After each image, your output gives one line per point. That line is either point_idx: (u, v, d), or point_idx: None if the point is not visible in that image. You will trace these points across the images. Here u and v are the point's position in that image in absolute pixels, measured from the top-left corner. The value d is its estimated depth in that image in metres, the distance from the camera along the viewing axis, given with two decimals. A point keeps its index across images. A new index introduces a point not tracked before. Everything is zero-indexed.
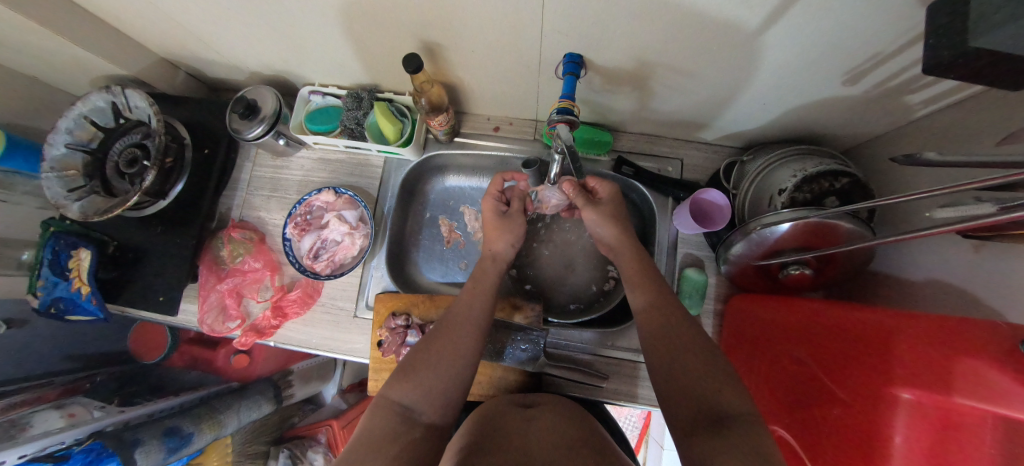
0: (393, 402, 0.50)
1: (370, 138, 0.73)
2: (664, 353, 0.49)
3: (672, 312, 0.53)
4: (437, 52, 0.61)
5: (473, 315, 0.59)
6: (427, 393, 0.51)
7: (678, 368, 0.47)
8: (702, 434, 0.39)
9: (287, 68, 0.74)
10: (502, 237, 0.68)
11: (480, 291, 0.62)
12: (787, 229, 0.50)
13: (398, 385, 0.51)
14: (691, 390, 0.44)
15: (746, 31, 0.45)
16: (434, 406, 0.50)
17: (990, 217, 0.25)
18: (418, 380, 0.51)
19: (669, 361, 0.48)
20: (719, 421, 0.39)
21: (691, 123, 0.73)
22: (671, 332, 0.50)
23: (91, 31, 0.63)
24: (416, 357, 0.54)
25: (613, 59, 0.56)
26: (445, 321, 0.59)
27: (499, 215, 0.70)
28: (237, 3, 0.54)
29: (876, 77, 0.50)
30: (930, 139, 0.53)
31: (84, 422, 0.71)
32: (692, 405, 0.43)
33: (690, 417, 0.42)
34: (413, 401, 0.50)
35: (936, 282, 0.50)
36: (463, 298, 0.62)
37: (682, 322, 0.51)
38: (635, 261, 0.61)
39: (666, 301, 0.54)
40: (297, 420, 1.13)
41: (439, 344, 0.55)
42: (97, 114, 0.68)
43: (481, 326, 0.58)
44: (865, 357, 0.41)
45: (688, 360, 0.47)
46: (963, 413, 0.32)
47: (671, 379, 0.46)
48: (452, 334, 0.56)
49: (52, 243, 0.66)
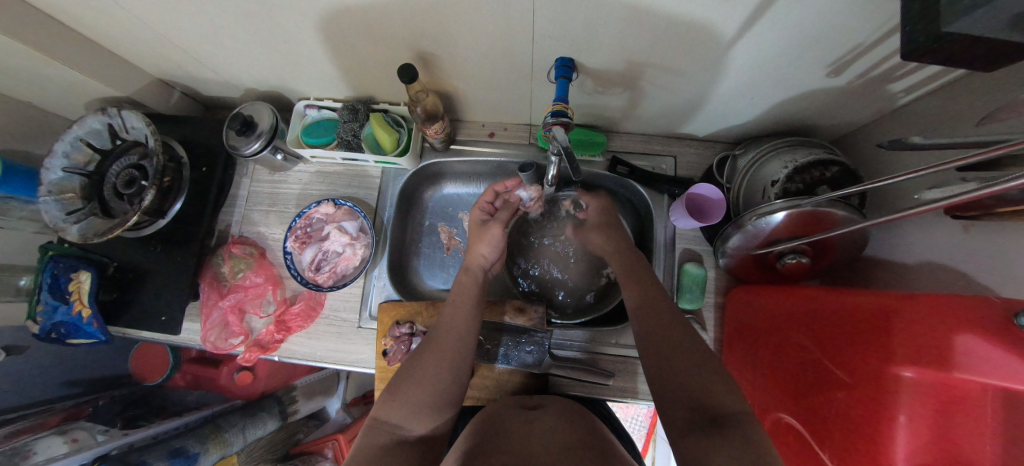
0: (383, 422, 0.50)
1: (367, 149, 0.74)
2: (662, 353, 0.49)
3: (671, 316, 0.53)
4: (432, 61, 0.62)
5: (457, 329, 0.58)
6: (413, 410, 0.51)
7: (674, 373, 0.46)
8: (697, 436, 0.40)
9: (283, 83, 0.75)
10: (478, 246, 0.68)
11: (465, 303, 0.62)
12: (781, 219, 0.51)
13: (387, 404, 0.51)
14: (688, 389, 0.44)
15: (728, 31, 0.47)
16: (421, 421, 0.51)
17: (981, 189, 0.26)
18: (404, 398, 0.51)
19: (665, 357, 0.48)
20: (718, 419, 0.40)
21: (680, 120, 0.74)
22: (665, 332, 0.51)
23: (85, 56, 0.63)
24: (403, 375, 0.54)
25: (603, 62, 0.57)
26: (430, 336, 0.58)
27: (480, 222, 0.71)
28: (233, 21, 0.55)
29: (859, 68, 0.51)
30: (915, 125, 0.55)
31: (87, 447, 0.69)
32: (686, 406, 0.43)
33: (687, 416, 0.42)
34: (401, 419, 0.50)
35: (929, 264, 0.51)
36: (446, 311, 0.61)
37: (677, 323, 0.52)
38: (626, 264, 0.64)
39: (663, 305, 0.55)
40: (303, 436, 1.12)
41: (433, 352, 0.55)
42: (94, 137, 0.68)
43: (467, 339, 0.58)
44: (865, 340, 0.41)
45: (685, 359, 0.47)
46: (963, 386, 0.33)
47: (665, 381, 0.47)
48: (438, 345, 0.56)
49: (51, 267, 0.66)
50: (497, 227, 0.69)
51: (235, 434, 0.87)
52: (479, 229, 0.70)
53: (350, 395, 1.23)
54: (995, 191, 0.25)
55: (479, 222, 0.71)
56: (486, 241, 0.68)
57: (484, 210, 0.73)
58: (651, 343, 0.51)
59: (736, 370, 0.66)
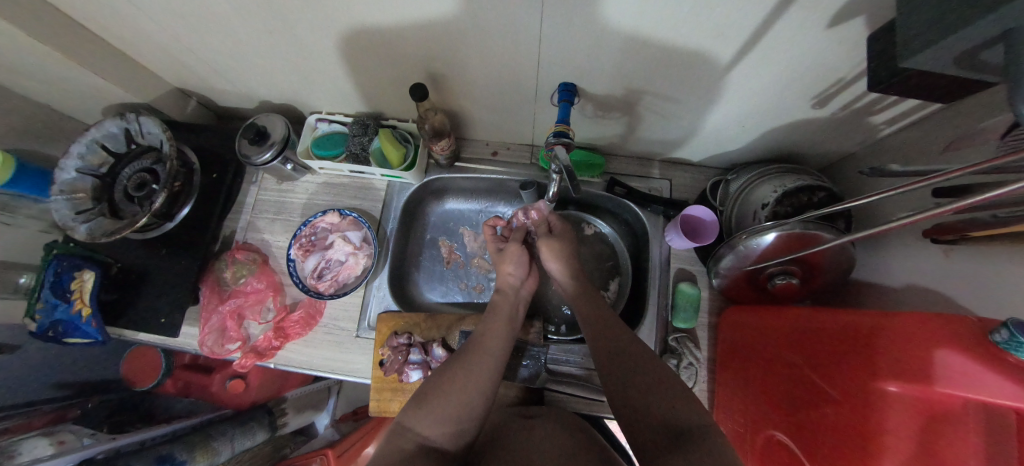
0: (407, 430, 0.49)
1: (374, 163, 0.76)
2: (621, 375, 0.50)
3: (628, 339, 0.55)
4: (442, 81, 0.66)
5: (494, 344, 0.59)
6: (438, 418, 0.50)
7: (634, 394, 0.47)
8: (667, 449, 0.39)
9: (298, 97, 0.78)
10: (502, 267, 0.72)
11: (496, 322, 0.63)
12: (771, 240, 0.54)
13: (410, 412, 0.51)
14: (656, 408, 0.44)
15: (720, 63, 0.51)
16: (442, 427, 0.49)
17: (932, 211, 0.27)
18: (429, 407, 0.51)
19: (626, 379, 0.49)
20: (683, 435, 0.39)
21: (675, 146, 0.78)
22: (621, 352, 0.53)
23: (112, 64, 0.67)
24: (429, 385, 0.54)
25: (603, 87, 0.61)
26: (464, 350, 0.59)
27: (497, 250, 0.76)
28: (260, 37, 0.59)
29: (842, 100, 0.56)
30: (896, 156, 0.58)
31: (73, 450, 0.67)
32: (653, 423, 0.43)
33: (655, 434, 0.42)
34: (425, 427, 0.49)
35: (912, 287, 0.53)
36: (480, 329, 0.63)
37: (631, 344, 0.54)
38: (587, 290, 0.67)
39: (620, 331, 0.56)
40: (288, 451, 1.05)
41: (457, 366, 0.55)
42: (110, 140, 0.70)
43: (500, 356, 0.59)
44: (853, 357, 0.43)
45: (643, 378, 0.48)
46: (945, 401, 0.34)
47: (627, 400, 0.47)
48: (465, 362, 0.56)
49: (54, 266, 0.66)
50: (514, 246, 0.73)
51: (224, 443, 0.83)
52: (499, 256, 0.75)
53: (338, 412, 1.20)
54: (923, 218, 0.28)
55: (495, 251, 0.75)
56: (508, 260, 0.72)
57: (498, 241, 0.77)
58: (609, 364, 0.52)
59: (728, 390, 0.66)
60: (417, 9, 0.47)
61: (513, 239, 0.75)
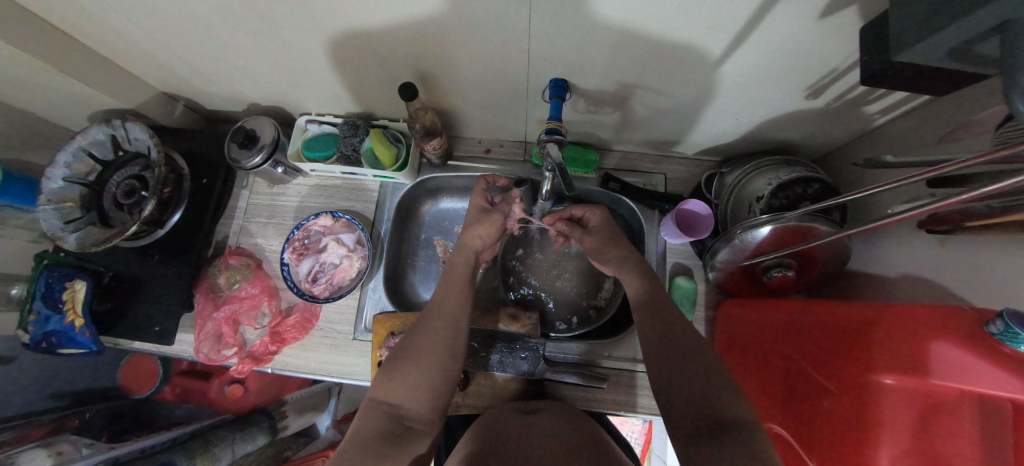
0: (381, 402, 0.50)
1: (365, 163, 0.75)
2: (673, 353, 0.48)
3: (679, 320, 0.52)
4: (431, 80, 0.65)
5: (453, 307, 0.60)
6: (413, 390, 0.51)
7: (681, 381, 0.45)
8: (702, 441, 0.39)
9: (286, 99, 0.77)
10: (472, 231, 0.68)
11: (454, 285, 0.63)
12: (767, 233, 0.53)
13: (382, 385, 0.51)
14: (695, 395, 0.43)
15: (712, 55, 0.50)
16: (417, 398, 0.51)
17: (912, 209, 0.27)
18: (401, 380, 0.51)
19: (674, 369, 0.47)
20: (721, 423, 0.40)
21: (670, 139, 0.77)
22: (674, 340, 0.50)
23: (95, 68, 0.65)
24: (397, 355, 0.54)
25: (594, 83, 0.60)
26: (424, 314, 0.59)
27: (478, 209, 0.71)
28: (241, 39, 0.58)
29: (836, 90, 0.55)
30: (891, 145, 0.58)
31: (72, 460, 0.66)
32: (690, 409, 0.43)
33: (690, 424, 0.42)
34: (399, 399, 0.50)
35: (908, 276, 0.53)
36: (437, 292, 0.62)
37: (683, 327, 0.51)
38: (622, 255, 0.66)
39: (671, 311, 0.54)
40: (290, 454, 1.02)
41: (420, 337, 0.55)
42: (96, 148, 0.69)
43: (461, 318, 0.59)
44: (849, 349, 0.43)
45: (696, 372, 0.45)
46: (941, 392, 0.34)
47: (667, 390, 0.46)
48: (427, 327, 0.57)
49: (45, 276, 0.65)
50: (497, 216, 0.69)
51: (224, 448, 0.84)
52: (478, 216, 0.70)
53: (340, 412, 1.20)
54: (915, 215, 0.27)
55: (478, 208, 0.71)
56: (484, 225, 0.68)
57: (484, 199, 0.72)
58: (651, 341, 0.52)
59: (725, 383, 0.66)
60: (403, 7, 0.46)
61: (499, 208, 0.71)
